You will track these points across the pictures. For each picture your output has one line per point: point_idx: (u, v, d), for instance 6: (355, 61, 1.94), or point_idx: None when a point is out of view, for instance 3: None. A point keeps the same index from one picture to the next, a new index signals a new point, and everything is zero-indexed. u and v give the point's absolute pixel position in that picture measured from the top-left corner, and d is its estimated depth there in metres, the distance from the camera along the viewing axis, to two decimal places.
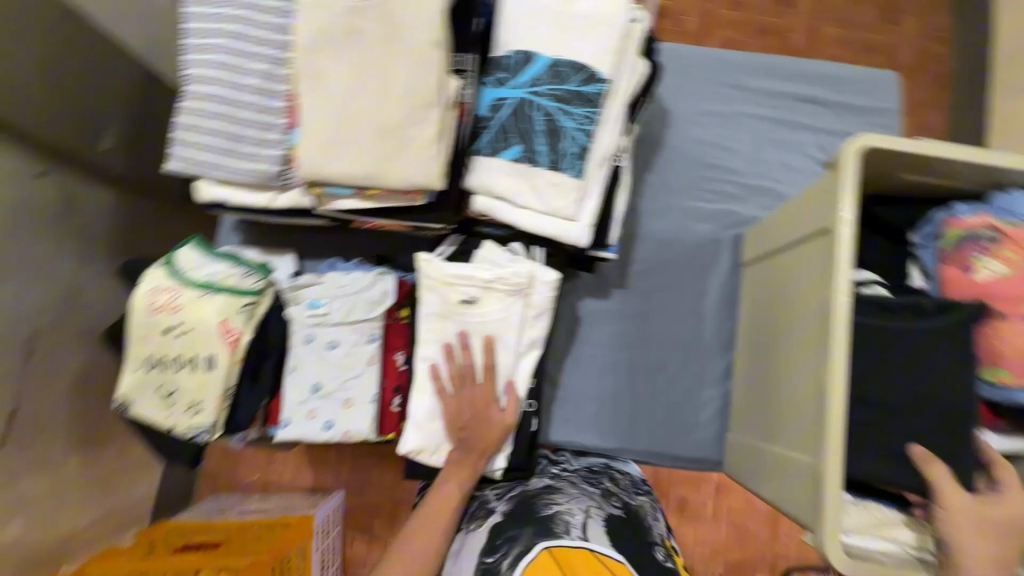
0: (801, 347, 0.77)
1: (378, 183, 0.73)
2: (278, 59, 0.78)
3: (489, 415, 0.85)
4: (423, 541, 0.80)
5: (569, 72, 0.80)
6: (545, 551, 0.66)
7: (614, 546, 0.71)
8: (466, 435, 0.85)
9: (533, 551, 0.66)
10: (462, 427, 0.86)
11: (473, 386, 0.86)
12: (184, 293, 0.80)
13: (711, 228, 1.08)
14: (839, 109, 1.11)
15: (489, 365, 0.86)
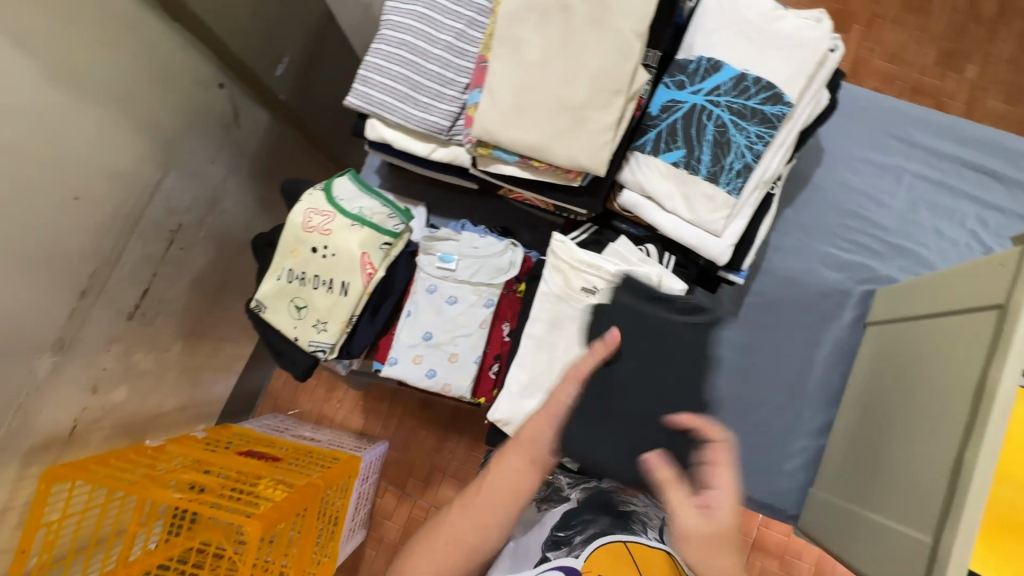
0: (937, 423, 0.72)
1: (545, 156, 0.75)
2: (475, 22, 0.83)
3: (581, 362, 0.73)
4: (466, 520, 0.68)
5: (753, 88, 0.79)
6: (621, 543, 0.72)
7: None
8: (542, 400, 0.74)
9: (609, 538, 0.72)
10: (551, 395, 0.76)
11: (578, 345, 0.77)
12: (336, 220, 0.85)
13: (841, 278, 1.03)
14: (1012, 185, 1.04)
15: None
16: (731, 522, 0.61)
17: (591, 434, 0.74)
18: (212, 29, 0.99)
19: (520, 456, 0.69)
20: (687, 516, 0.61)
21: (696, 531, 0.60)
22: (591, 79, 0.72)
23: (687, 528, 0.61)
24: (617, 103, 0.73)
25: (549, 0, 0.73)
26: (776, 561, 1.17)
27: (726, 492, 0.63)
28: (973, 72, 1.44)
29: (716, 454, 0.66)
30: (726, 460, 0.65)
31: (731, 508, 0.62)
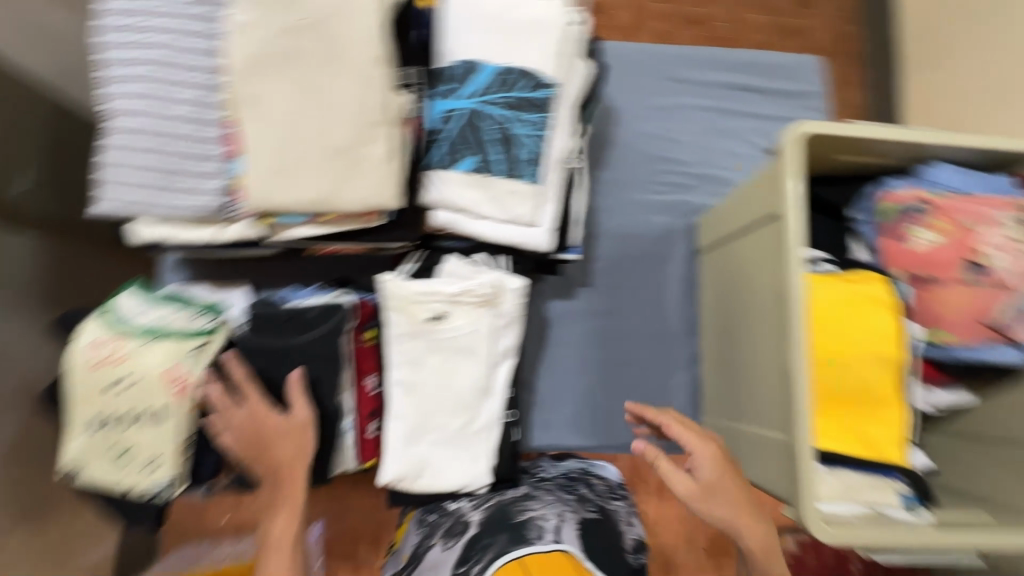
0: (764, 331, 0.80)
1: (332, 208, 0.71)
2: (209, 85, 0.74)
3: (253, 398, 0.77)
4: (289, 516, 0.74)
5: (517, 79, 0.79)
6: (514, 562, 0.67)
7: (586, 547, 0.74)
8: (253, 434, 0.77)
9: (502, 561, 0.68)
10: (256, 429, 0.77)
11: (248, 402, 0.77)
12: (129, 343, 0.75)
13: (665, 219, 1.11)
14: (771, 95, 1.17)
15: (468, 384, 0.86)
16: (712, 475, 0.72)
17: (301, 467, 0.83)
18: None
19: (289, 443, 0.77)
20: (678, 481, 0.73)
21: (688, 490, 0.72)
22: (350, 116, 0.69)
23: (682, 490, 0.72)
24: (384, 133, 0.70)
25: (274, 48, 0.67)
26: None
27: (702, 454, 0.73)
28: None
29: (671, 429, 0.76)
30: (687, 429, 0.75)
31: (708, 463, 0.73)
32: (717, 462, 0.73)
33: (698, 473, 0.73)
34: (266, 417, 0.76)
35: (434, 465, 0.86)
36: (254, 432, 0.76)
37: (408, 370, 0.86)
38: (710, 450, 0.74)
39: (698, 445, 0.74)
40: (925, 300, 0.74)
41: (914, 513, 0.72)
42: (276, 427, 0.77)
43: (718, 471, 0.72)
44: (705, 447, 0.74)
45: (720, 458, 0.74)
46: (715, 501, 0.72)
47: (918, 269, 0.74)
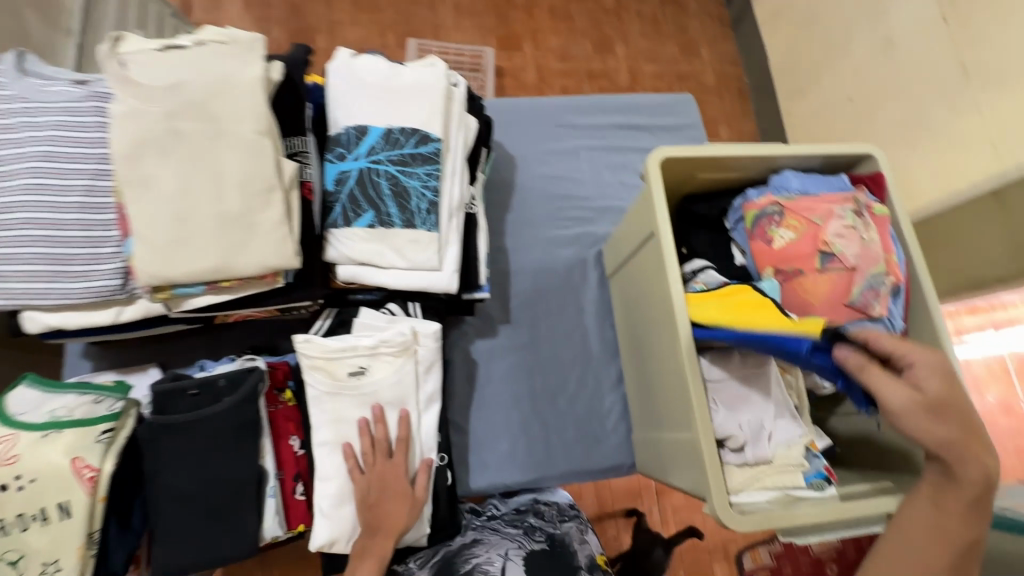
0: (661, 336, 0.86)
1: (228, 274, 0.72)
2: (99, 171, 0.77)
3: (390, 461, 0.84)
4: None
5: (402, 137, 0.86)
6: None
7: None
8: (376, 513, 0.82)
9: None
10: (371, 505, 0.82)
11: (386, 460, 0.84)
12: (22, 439, 0.71)
13: (575, 250, 1.18)
14: (656, 130, 1.30)
15: (404, 436, 0.85)
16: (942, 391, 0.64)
17: (239, 546, 0.78)
18: None
19: (396, 504, 0.83)
20: (899, 393, 0.64)
21: (910, 403, 0.64)
22: (238, 186, 0.72)
23: (901, 402, 0.64)
24: (275, 198, 0.73)
25: (157, 131, 0.71)
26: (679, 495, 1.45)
27: (922, 362, 0.66)
28: (621, 50, 1.90)
29: (879, 336, 0.67)
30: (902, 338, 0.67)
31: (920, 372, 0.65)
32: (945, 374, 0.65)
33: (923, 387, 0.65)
34: (395, 464, 0.84)
35: None
36: (377, 488, 0.82)
37: (333, 425, 0.85)
38: (934, 365, 0.65)
39: (909, 351, 0.66)
40: (794, 291, 0.81)
41: (820, 489, 0.75)
42: (396, 475, 0.83)
43: (946, 385, 0.65)
44: (921, 355, 0.66)
45: (933, 372, 0.65)
46: (942, 421, 0.64)
47: (780, 263, 0.82)
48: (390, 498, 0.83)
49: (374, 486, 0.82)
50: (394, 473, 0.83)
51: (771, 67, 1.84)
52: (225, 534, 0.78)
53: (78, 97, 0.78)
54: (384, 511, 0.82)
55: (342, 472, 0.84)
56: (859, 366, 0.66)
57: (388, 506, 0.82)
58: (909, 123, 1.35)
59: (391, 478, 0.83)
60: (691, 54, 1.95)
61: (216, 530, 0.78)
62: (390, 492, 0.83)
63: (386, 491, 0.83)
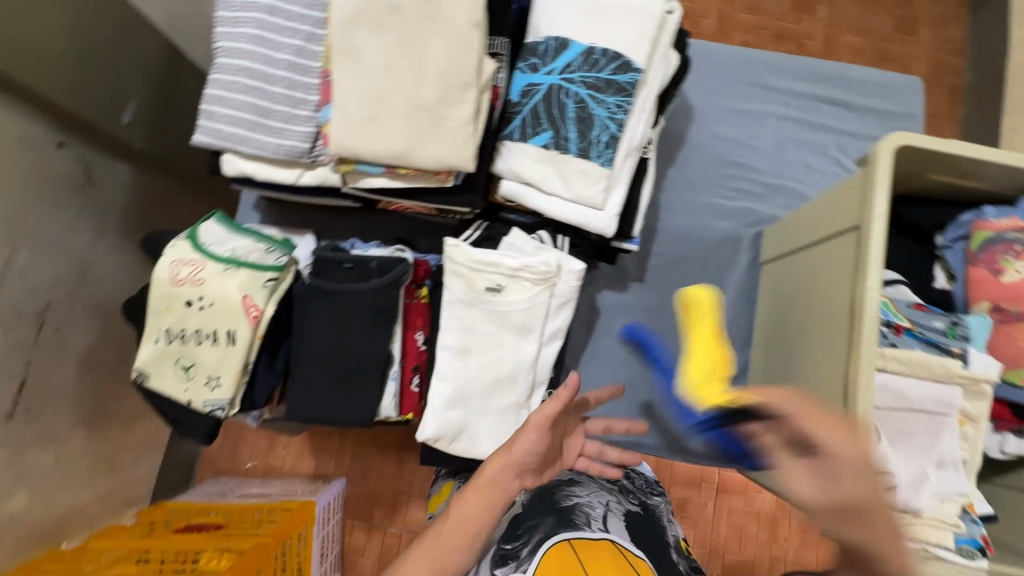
0: (823, 343, 0.78)
1: (408, 162, 0.73)
2: (312, 35, 0.79)
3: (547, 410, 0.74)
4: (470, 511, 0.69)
5: (602, 59, 0.80)
6: (563, 543, 0.66)
7: (634, 541, 0.73)
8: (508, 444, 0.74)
9: (551, 543, 0.66)
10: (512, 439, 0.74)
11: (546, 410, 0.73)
12: (207, 267, 0.80)
13: (732, 225, 1.08)
14: (863, 112, 1.12)
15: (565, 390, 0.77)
16: (861, 492, 0.48)
17: (358, 416, 0.84)
18: (22, 83, 0.81)
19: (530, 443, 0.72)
20: (803, 482, 0.50)
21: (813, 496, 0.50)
22: (439, 76, 0.71)
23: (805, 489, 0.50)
24: (469, 96, 0.72)
25: (378, 3, 0.70)
26: (739, 497, 1.30)
27: (843, 457, 0.49)
28: (822, 12, 1.60)
29: (795, 404, 0.54)
30: (825, 420, 0.52)
31: (843, 449, 0.49)
32: (856, 445, 0.50)
33: (814, 467, 0.50)
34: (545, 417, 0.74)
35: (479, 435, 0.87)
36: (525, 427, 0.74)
37: (461, 331, 0.87)
38: (804, 470, 0.51)
39: (833, 436, 0.51)
40: (1009, 335, 0.70)
41: (968, 558, 0.67)
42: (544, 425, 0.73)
43: (869, 491, 0.48)
44: (841, 448, 0.50)
45: (824, 476, 0.50)
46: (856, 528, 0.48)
47: (1002, 300, 0.71)
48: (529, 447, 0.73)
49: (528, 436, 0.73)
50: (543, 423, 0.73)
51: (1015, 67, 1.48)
52: (349, 400, 0.84)
53: None
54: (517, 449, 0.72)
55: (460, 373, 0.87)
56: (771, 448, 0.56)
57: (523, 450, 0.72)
58: None
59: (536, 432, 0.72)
60: (909, 31, 1.60)
61: (343, 394, 0.84)
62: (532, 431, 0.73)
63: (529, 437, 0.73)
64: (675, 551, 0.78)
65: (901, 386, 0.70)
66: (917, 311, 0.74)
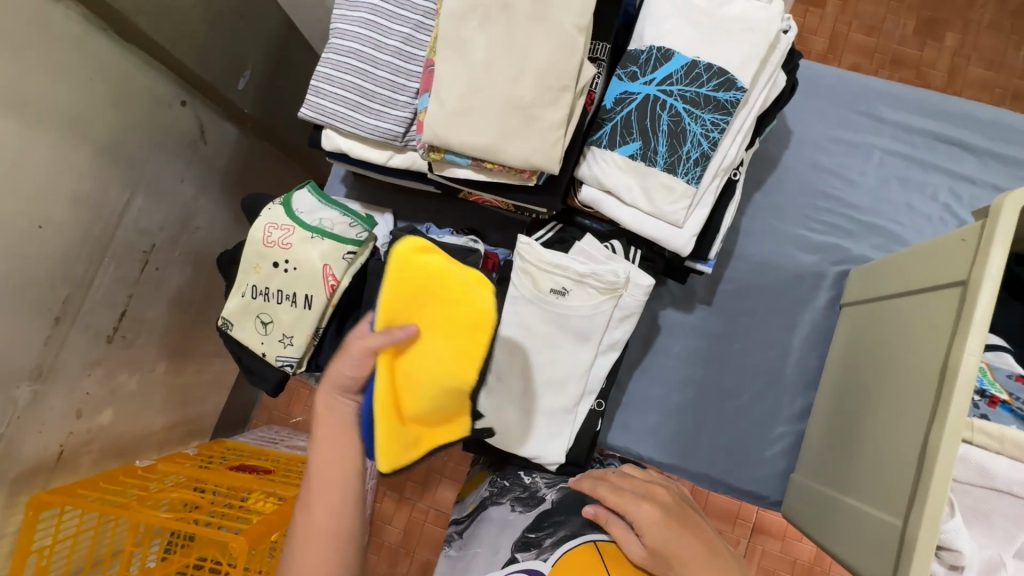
0: (901, 402, 0.72)
1: (494, 157, 0.74)
2: (421, 24, 0.82)
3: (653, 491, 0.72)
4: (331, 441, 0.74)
5: (705, 74, 0.77)
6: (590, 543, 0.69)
7: None
8: (604, 485, 0.73)
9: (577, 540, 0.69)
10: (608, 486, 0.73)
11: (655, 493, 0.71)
12: (296, 233, 0.85)
13: (815, 259, 1.02)
14: (985, 157, 1.02)
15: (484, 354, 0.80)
16: (659, 537, 0.64)
17: None
18: (159, 44, 0.89)
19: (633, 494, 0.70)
20: (632, 541, 0.66)
21: (645, 549, 0.65)
22: (537, 76, 0.71)
23: (639, 549, 0.65)
24: (564, 99, 0.72)
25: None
26: (777, 542, 1.24)
27: (640, 514, 0.66)
28: (953, 41, 1.46)
29: (605, 490, 0.72)
30: (616, 483, 0.72)
31: (654, 527, 0.65)
32: (664, 519, 0.66)
33: (645, 540, 0.65)
34: (350, 346, 0.71)
35: (524, 434, 0.88)
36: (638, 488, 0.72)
37: (519, 326, 0.88)
38: (650, 514, 0.66)
39: (626, 501, 0.68)
40: None
41: None
42: (349, 355, 0.71)
43: (662, 526, 0.65)
44: (643, 509, 0.67)
45: (657, 523, 0.65)
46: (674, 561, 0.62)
47: None
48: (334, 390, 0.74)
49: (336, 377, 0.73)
50: (341, 365, 0.73)
51: None
52: None
53: None
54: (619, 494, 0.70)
55: (515, 362, 0.88)
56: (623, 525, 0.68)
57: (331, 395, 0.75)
58: None
59: (337, 368, 0.73)
60: None
61: None
62: (642, 489, 0.72)
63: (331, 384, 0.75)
64: None
65: (989, 462, 0.63)
66: (1017, 384, 0.68)
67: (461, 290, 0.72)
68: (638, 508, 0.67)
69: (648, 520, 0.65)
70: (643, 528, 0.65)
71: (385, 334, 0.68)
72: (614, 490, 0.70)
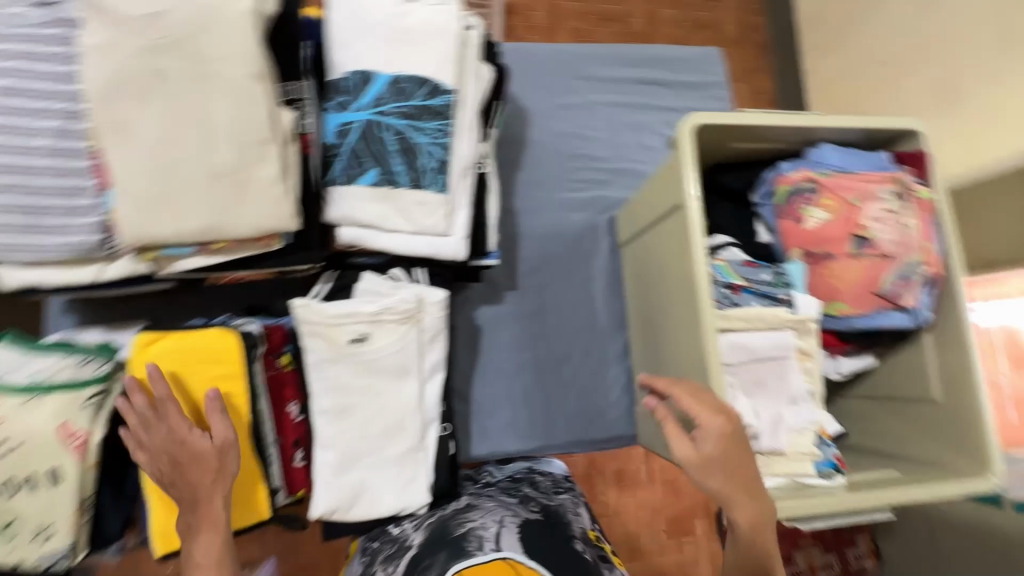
0: (676, 317, 0.84)
1: (220, 236, 0.66)
2: (71, 112, 0.68)
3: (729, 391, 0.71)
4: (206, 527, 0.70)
5: (412, 87, 0.77)
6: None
7: (527, 548, 0.75)
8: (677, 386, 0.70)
9: None
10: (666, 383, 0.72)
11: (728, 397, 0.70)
12: (5, 403, 0.68)
13: (586, 215, 1.12)
14: (678, 88, 1.20)
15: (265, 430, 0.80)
16: (717, 448, 0.66)
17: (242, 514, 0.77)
18: None
19: (704, 401, 0.67)
20: (682, 446, 0.69)
21: (690, 457, 0.68)
22: (230, 138, 0.65)
23: (683, 453, 0.68)
24: (270, 152, 0.66)
25: (136, 70, 0.62)
26: None
27: (710, 429, 0.66)
28: None
29: (685, 396, 0.68)
30: (696, 397, 0.68)
31: (715, 440, 0.66)
32: (725, 441, 0.66)
33: (700, 444, 0.67)
34: (184, 441, 0.70)
35: (382, 492, 0.83)
36: (712, 396, 0.69)
37: (333, 389, 0.81)
38: (719, 429, 0.66)
39: (704, 416, 0.66)
40: (821, 275, 0.78)
41: (829, 478, 0.75)
42: (195, 452, 0.70)
43: (722, 448, 0.66)
44: (714, 422, 0.66)
45: (718, 435, 0.66)
46: (715, 473, 0.66)
47: (810, 245, 0.79)
48: (217, 497, 0.71)
49: (155, 469, 0.70)
50: (196, 477, 0.70)
51: (799, 18, 1.64)
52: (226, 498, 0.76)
53: (38, 24, 0.68)
54: (694, 401, 0.68)
55: (342, 427, 0.81)
56: (674, 432, 0.70)
57: (216, 503, 0.71)
58: (939, 92, 1.23)
59: (201, 476, 0.71)
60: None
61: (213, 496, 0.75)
62: (716, 400, 0.68)
63: (211, 490, 0.71)
64: (577, 542, 0.83)
65: (745, 341, 0.75)
66: (747, 268, 0.81)
67: (223, 369, 0.75)
68: (704, 425, 0.66)
69: (710, 438, 0.66)
70: (705, 439, 0.66)
71: (218, 417, 0.71)
72: (691, 398, 0.68)
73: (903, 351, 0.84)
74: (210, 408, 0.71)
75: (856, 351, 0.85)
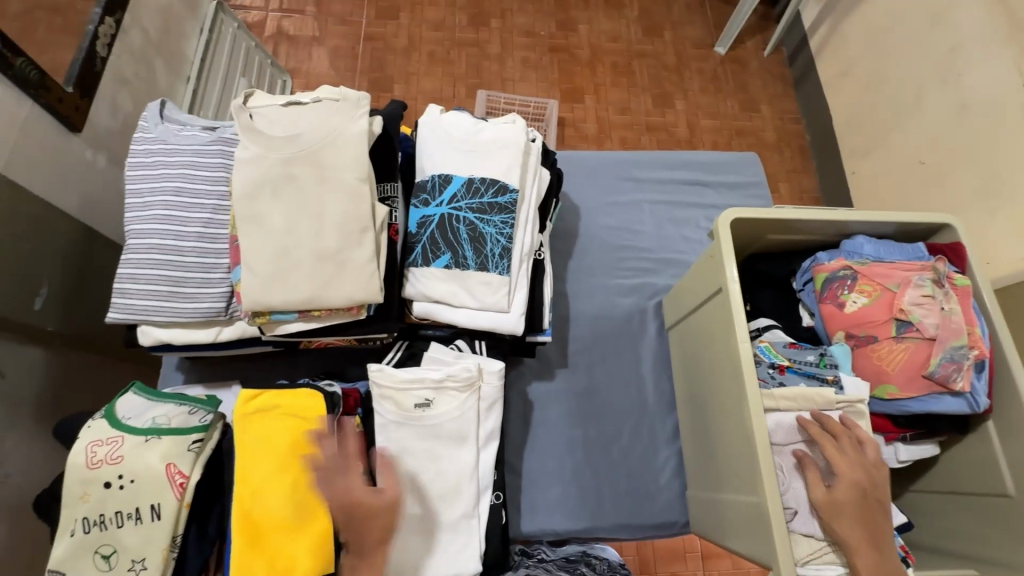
0: (722, 395, 0.88)
1: (320, 305, 0.79)
2: (219, 206, 0.87)
3: (867, 451, 0.74)
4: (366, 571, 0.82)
5: (483, 187, 0.92)
6: None
7: None
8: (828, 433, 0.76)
9: None
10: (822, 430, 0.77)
11: (867, 457, 0.74)
12: (126, 442, 0.79)
13: (635, 300, 1.19)
14: (718, 187, 1.32)
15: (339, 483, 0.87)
16: (847, 496, 0.71)
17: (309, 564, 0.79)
18: None
19: (844, 454, 0.73)
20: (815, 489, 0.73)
21: (821, 500, 0.72)
22: (338, 226, 0.80)
23: (817, 497, 0.73)
24: (368, 238, 0.80)
25: (274, 175, 0.80)
26: None
27: (847, 476, 0.72)
28: (681, 105, 1.89)
29: (826, 441, 0.75)
30: (839, 450, 0.74)
31: (847, 487, 0.72)
32: (860, 492, 0.72)
33: (833, 488, 0.72)
34: (362, 495, 0.83)
35: (435, 558, 0.86)
36: (850, 450, 0.74)
37: (397, 450, 0.88)
38: (857, 479, 0.72)
39: (842, 463, 0.73)
40: (867, 354, 0.81)
41: None
42: (370, 505, 0.83)
43: (856, 498, 0.71)
44: (849, 472, 0.72)
45: (852, 482, 0.72)
46: (842, 521, 0.71)
47: (853, 328, 0.82)
48: (381, 549, 0.83)
49: (335, 515, 0.82)
50: (373, 525, 0.83)
51: (834, 125, 1.76)
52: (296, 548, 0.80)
53: (207, 143, 0.89)
54: (834, 452, 0.74)
55: (400, 491, 0.86)
56: (810, 480, 0.74)
57: (379, 555, 0.83)
58: (983, 188, 1.26)
59: (371, 528, 0.83)
60: (751, 110, 1.90)
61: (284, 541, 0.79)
62: (856, 455, 0.74)
63: (378, 542, 0.83)
64: None
65: (793, 419, 0.78)
66: (792, 350, 0.85)
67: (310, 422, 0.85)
68: (841, 467, 0.73)
69: (845, 487, 0.72)
70: (839, 484, 0.72)
71: (392, 477, 0.86)
72: (837, 449, 0.74)
73: (969, 440, 0.81)
74: (386, 468, 0.86)
75: (912, 438, 0.83)
